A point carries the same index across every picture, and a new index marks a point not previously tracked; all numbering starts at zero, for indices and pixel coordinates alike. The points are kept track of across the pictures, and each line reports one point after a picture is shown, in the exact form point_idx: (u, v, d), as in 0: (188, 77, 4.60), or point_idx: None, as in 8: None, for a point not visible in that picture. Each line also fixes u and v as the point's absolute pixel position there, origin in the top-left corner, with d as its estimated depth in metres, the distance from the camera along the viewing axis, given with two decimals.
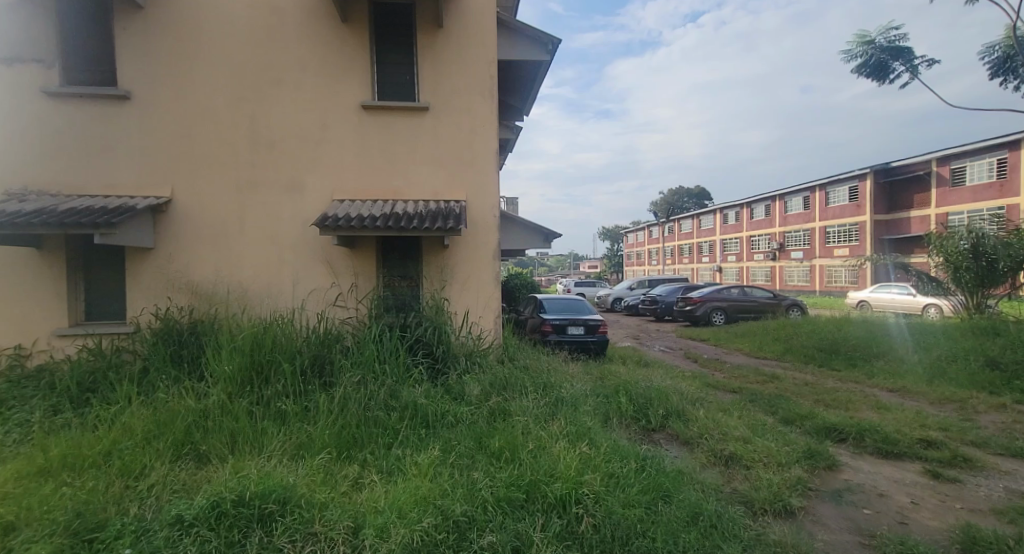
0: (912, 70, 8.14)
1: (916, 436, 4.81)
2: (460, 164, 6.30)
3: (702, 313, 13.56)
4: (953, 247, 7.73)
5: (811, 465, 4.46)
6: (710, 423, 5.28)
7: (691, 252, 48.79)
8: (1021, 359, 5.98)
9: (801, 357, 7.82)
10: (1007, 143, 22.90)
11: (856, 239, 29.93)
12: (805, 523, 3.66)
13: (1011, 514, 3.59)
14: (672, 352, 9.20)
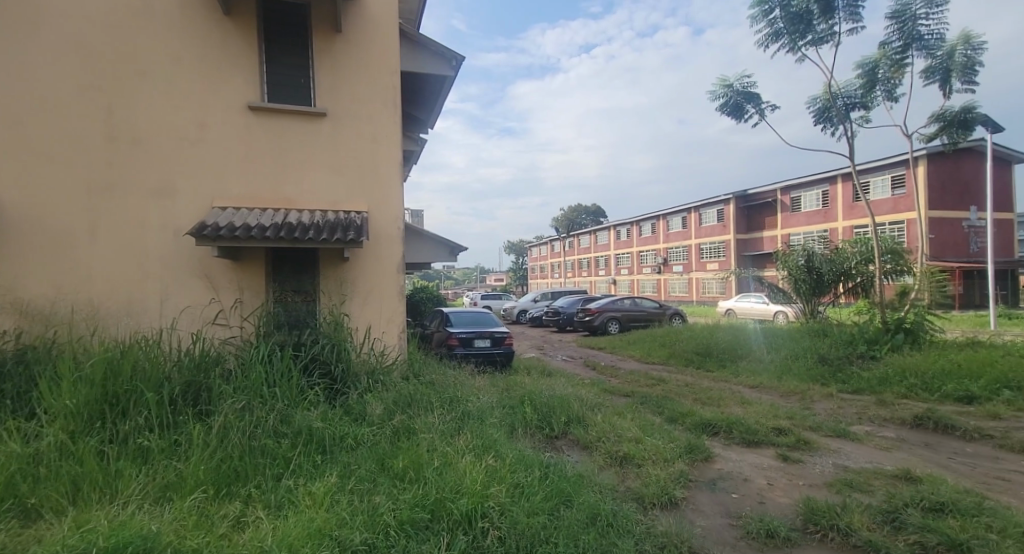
0: (761, 113, 9.51)
1: (771, 425, 5.59)
2: (361, 174, 6.09)
3: (599, 323, 14.45)
4: (793, 264, 9.20)
5: (691, 459, 4.98)
6: (606, 426, 5.66)
7: (589, 266, 51.93)
8: (844, 355, 7.27)
9: (683, 361, 8.74)
10: (832, 177, 27.69)
11: (723, 255, 34.15)
12: (686, 511, 4.07)
13: (838, 485, 4.33)
14: (573, 361, 9.69)
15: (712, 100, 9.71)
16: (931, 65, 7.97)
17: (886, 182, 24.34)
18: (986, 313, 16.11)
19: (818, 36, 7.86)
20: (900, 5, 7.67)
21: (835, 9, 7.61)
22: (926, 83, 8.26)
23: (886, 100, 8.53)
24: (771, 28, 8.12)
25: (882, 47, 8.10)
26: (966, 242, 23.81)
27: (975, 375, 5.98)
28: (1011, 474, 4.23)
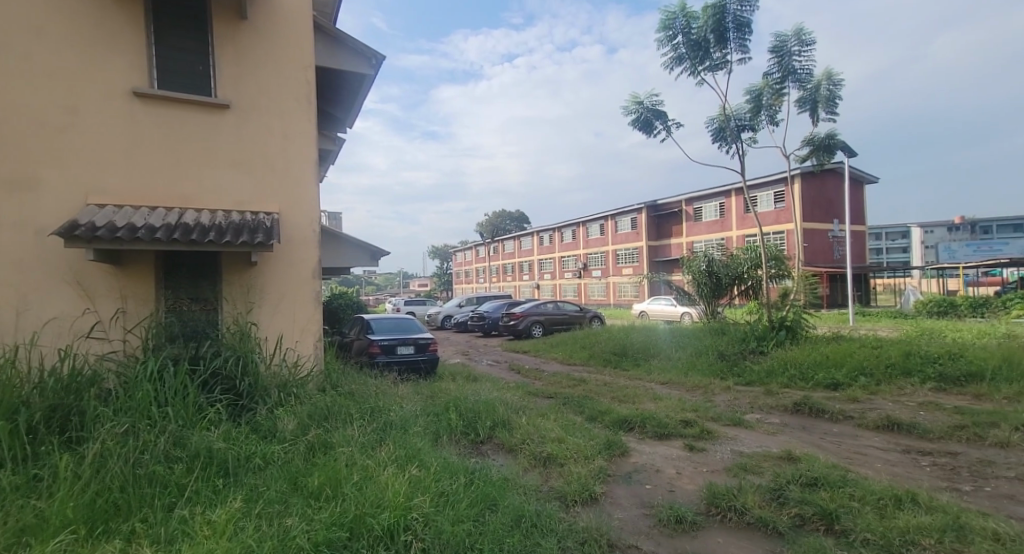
0: (667, 130, 10.26)
1: (679, 418, 6.04)
2: (271, 173, 5.67)
3: (523, 327, 14.66)
4: (696, 268, 10.06)
5: (609, 455, 5.22)
6: (530, 427, 5.77)
7: (513, 270, 52.64)
8: (739, 352, 8.06)
9: (602, 361, 9.17)
10: (727, 190, 30.54)
11: (636, 261, 36.31)
12: (605, 505, 4.26)
13: (735, 470, 4.78)
14: (498, 365, 9.75)
15: (624, 116, 10.32)
16: (803, 95, 9.15)
17: (771, 196, 27.38)
18: (849, 311, 18.70)
19: (714, 63, 8.68)
20: (779, 42, 8.73)
21: (728, 39, 8.47)
22: (799, 111, 9.46)
23: (769, 124, 9.63)
24: (675, 53, 8.84)
25: (765, 77, 9.17)
26: (830, 250, 27.52)
27: (840, 364, 6.93)
28: (868, 448, 4.95)
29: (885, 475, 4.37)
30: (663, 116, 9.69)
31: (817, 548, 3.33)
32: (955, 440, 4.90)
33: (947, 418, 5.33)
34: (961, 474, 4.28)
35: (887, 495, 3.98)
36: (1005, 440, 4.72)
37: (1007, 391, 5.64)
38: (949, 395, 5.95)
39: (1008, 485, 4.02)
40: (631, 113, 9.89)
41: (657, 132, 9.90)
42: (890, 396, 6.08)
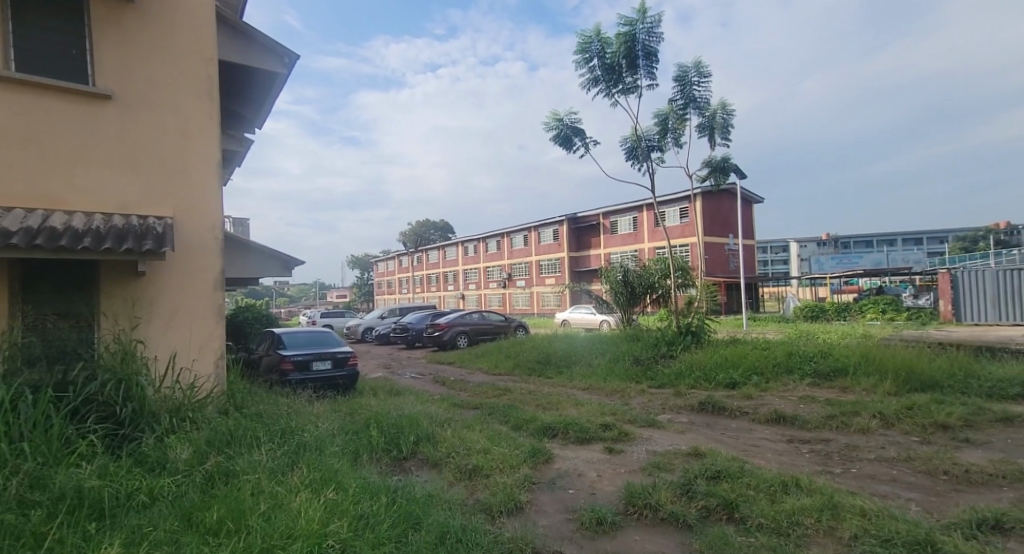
0: (586, 147, 10.78)
1: (600, 423, 6.28)
2: (164, 173, 5.10)
3: (448, 338, 14.44)
4: (613, 278, 10.63)
5: (534, 463, 5.27)
6: (455, 440, 5.67)
7: (438, 281, 51.89)
8: (652, 356, 8.59)
9: (527, 371, 9.32)
10: (640, 206, 32.60)
11: (558, 271, 37.41)
12: (530, 514, 4.28)
13: (650, 469, 5.06)
14: (422, 378, 9.49)
15: (545, 131, 10.70)
16: (703, 122, 10.08)
17: (678, 213, 29.78)
18: (743, 317, 20.72)
19: (626, 87, 9.31)
20: (682, 72, 9.57)
21: (639, 66, 9.12)
22: (700, 136, 10.40)
23: (674, 146, 10.48)
24: (591, 74, 9.37)
25: (670, 103, 9.99)
26: (726, 262, 30.44)
27: (737, 365, 7.64)
28: (760, 440, 5.49)
29: (775, 464, 4.87)
30: (582, 133, 10.19)
31: (721, 537, 3.57)
32: (829, 428, 5.60)
33: (822, 409, 6.07)
34: (835, 458, 4.88)
35: (777, 481, 4.42)
36: (866, 426, 5.48)
37: (867, 383, 6.55)
38: (823, 389, 6.80)
39: (869, 465, 4.65)
40: (551, 129, 10.29)
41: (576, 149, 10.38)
42: (777, 392, 6.81)
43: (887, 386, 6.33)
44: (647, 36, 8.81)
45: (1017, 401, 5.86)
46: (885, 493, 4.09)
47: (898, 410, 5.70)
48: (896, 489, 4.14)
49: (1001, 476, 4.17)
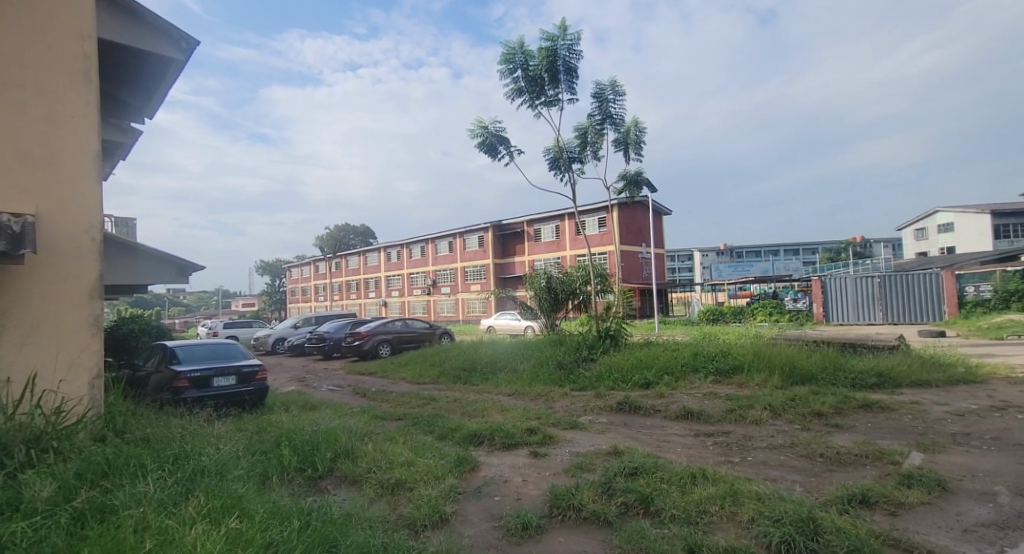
0: (510, 155, 10.94)
1: (525, 427, 6.34)
2: (23, 163, 4.37)
3: (369, 347, 13.80)
4: (537, 284, 10.87)
5: (459, 473, 5.16)
6: (376, 454, 5.40)
7: (358, 288, 49.61)
8: (573, 361, 8.86)
9: (451, 379, 9.19)
10: (562, 215, 33.65)
11: (483, 277, 37.39)
12: (455, 524, 4.14)
13: (574, 469, 5.17)
14: (340, 390, 8.98)
15: (470, 138, 10.70)
16: (619, 137, 10.68)
17: (596, 223, 31.27)
18: (654, 321, 22.09)
19: (548, 99, 9.62)
20: (599, 89, 10.09)
21: (560, 80, 9.47)
22: (616, 151, 11.01)
23: (593, 159, 10.98)
24: (515, 85, 9.56)
25: (589, 118, 10.46)
26: (640, 269, 32.34)
27: (650, 365, 8.14)
28: (671, 436, 5.86)
29: (685, 457, 5.21)
30: (506, 142, 10.32)
31: (639, 531, 3.61)
32: (729, 421, 6.12)
33: (723, 404, 6.63)
34: (735, 449, 5.34)
35: (687, 473, 4.72)
36: (758, 418, 6.06)
37: (759, 378, 7.29)
38: (723, 385, 7.45)
39: (763, 453, 5.15)
40: (475, 136, 10.30)
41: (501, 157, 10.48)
42: (685, 390, 7.35)
43: (774, 381, 7.08)
44: (568, 52, 9.19)
45: (873, 389, 6.84)
46: (776, 477, 4.53)
47: (784, 402, 6.38)
48: (785, 473, 4.60)
49: (865, 456, 4.80)
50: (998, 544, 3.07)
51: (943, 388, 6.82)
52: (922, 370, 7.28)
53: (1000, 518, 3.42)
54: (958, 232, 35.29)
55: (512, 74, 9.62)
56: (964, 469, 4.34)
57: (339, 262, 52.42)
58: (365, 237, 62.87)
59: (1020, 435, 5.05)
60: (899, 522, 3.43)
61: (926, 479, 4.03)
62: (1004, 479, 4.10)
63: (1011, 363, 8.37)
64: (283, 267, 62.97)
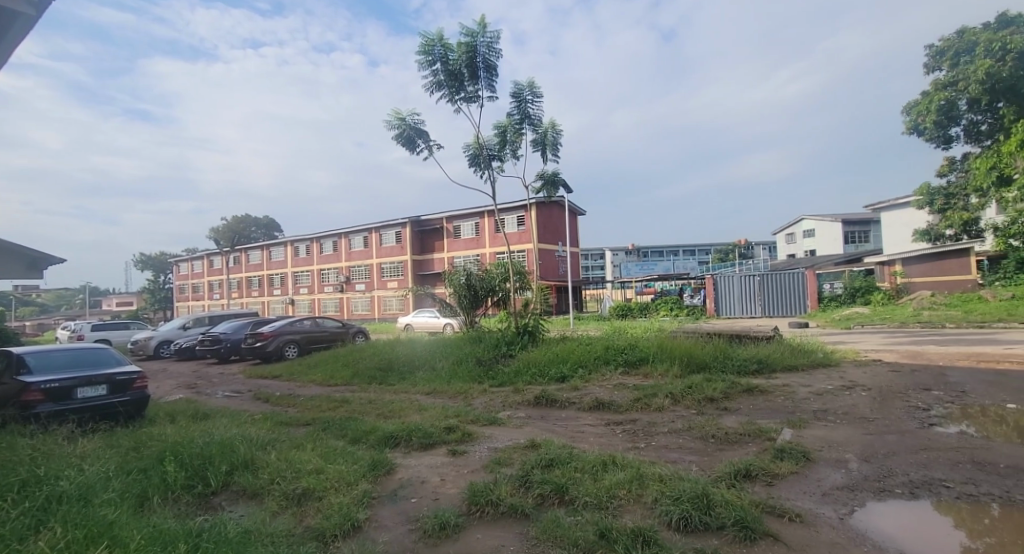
0: (429, 150, 10.72)
1: (443, 427, 6.23)
2: None
3: (274, 348, 12.80)
4: (456, 281, 10.89)
5: (373, 477, 4.89)
6: (280, 462, 4.96)
7: (261, 284, 45.75)
8: (492, 357, 8.92)
9: (365, 380, 8.83)
10: (481, 212, 33.60)
11: (401, 274, 36.26)
12: (369, 531, 3.86)
13: (491, 465, 5.17)
14: (239, 396, 8.23)
15: (386, 130, 10.32)
16: (536, 138, 10.92)
17: (515, 221, 31.73)
18: (569, 317, 22.96)
19: (468, 95, 9.58)
20: (518, 89, 10.23)
21: (480, 77, 9.47)
22: (534, 151, 11.25)
23: (512, 157, 11.13)
24: (434, 78, 9.39)
25: (508, 117, 10.57)
26: (556, 267, 33.31)
27: (565, 360, 8.46)
28: (584, 426, 6.12)
29: (596, 446, 5.48)
30: (425, 136, 10.09)
31: (555, 520, 3.62)
32: (636, 410, 6.54)
33: (631, 394, 7.07)
34: (641, 435, 5.72)
35: (598, 462, 4.93)
36: (661, 405, 6.55)
37: (662, 368, 7.88)
38: (631, 376, 7.95)
39: (664, 437, 5.58)
40: (393, 128, 9.94)
41: (420, 151, 10.22)
42: (597, 382, 7.72)
43: (675, 370, 7.70)
44: (487, 49, 9.21)
45: (754, 374, 7.71)
46: (675, 459, 4.92)
47: (683, 389, 6.96)
48: (683, 454, 5.01)
49: (748, 435, 5.39)
50: (850, 505, 3.59)
51: (808, 371, 7.87)
52: (792, 356, 8.34)
53: (850, 481, 4.01)
54: (819, 237, 40.77)
55: (431, 66, 9.44)
56: (824, 441, 5.04)
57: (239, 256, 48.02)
58: (269, 230, 58.03)
59: (864, 409, 5.98)
60: (775, 492, 3.89)
61: (795, 452, 4.61)
62: (854, 448, 4.81)
63: (859, 349, 9.90)
64: (169, 261, 56.04)
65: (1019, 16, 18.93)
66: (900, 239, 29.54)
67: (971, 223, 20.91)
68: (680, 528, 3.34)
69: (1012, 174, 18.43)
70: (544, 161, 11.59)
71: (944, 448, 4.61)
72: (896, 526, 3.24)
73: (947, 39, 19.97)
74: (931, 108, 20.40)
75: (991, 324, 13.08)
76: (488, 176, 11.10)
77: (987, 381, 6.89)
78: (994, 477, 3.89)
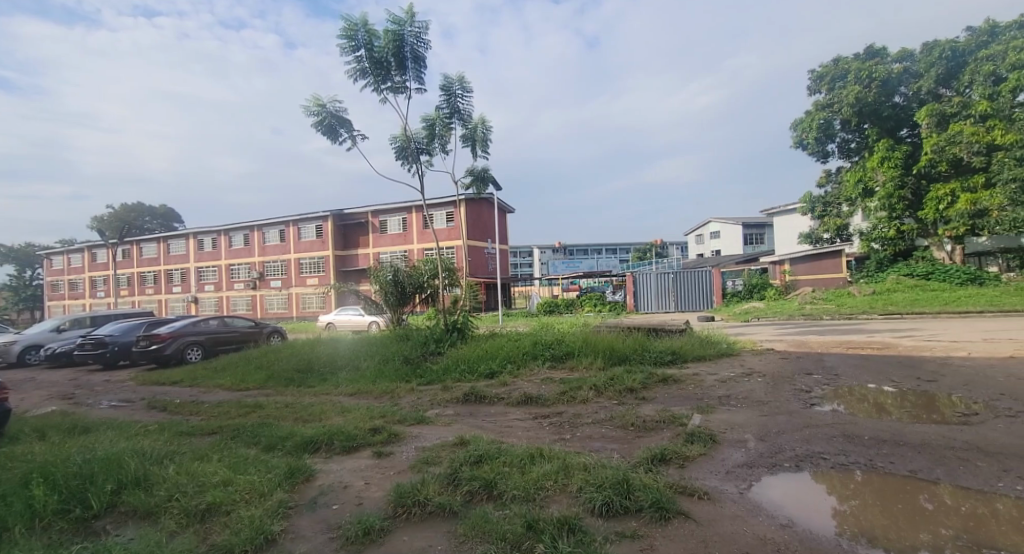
0: (352, 140, 10.26)
1: (367, 428, 5.91)
2: None
3: (173, 351, 11.53)
4: (383, 278, 10.59)
5: (290, 485, 4.32)
6: (180, 476, 4.35)
7: (157, 281, 41.14)
8: (419, 355, 8.76)
9: (281, 382, 8.29)
10: (409, 207, 32.74)
11: (322, 270, 34.24)
12: (285, 545, 3.43)
13: (418, 465, 4.79)
14: (130, 405, 7.37)
15: (305, 116, 9.73)
16: (466, 133, 10.86)
17: (444, 217, 31.28)
18: (499, 314, 23.11)
19: (394, 85, 9.31)
20: (447, 83, 10.09)
21: (407, 68, 9.24)
22: (463, 146, 11.17)
23: (441, 152, 10.97)
24: (358, 65, 9.03)
25: (437, 110, 10.41)
26: (486, 264, 33.30)
27: (494, 357, 8.52)
28: (513, 421, 6.21)
29: (525, 440, 5.56)
30: (349, 125, 9.63)
31: (482, 517, 3.47)
32: (562, 403, 6.74)
33: (557, 388, 7.27)
34: (567, 427, 5.90)
35: (526, 455, 4.71)
36: (585, 397, 6.82)
37: (587, 362, 8.20)
38: (558, 370, 8.18)
39: (588, 428, 5.80)
40: (314, 114, 9.38)
41: (344, 141, 9.74)
42: (525, 377, 7.85)
43: (598, 363, 8.06)
44: (414, 40, 8.98)
45: (669, 364, 8.28)
46: (599, 448, 5.13)
47: (606, 382, 7.29)
48: (606, 443, 5.25)
49: (664, 422, 5.77)
50: (747, 480, 3.98)
51: (714, 360, 8.60)
52: (701, 347, 9.08)
53: (749, 459, 4.44)
54: (723, 238, 44.51)
55: (354, 52, 9.05)
56: (727, 424, 5.54)
57: (131, 249, 42.84)
58: (167, 222, 52.24)
59: (759, 393, 6.68)
60: (686, 473, 4.20)
61: (703, 436, 5.01)
62: (751, 428, 5.33)
63: (758, 339, 11.01)
64: (41, 254, 48.64)
65: (882, 50, 21.91)
66: (789, 241, 33.09)
67: (842, 228, 23.74)
68: (603, 514, 3.41)
69: (874, 187, 21.84)
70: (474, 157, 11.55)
71: (822, 425, 5.27)
72: (785, 497, 3.63)
73: (825, 66, 22.60)
74: (813, 126, 23.06)
75: (858, 316, 15.22)
76: (416, 170, 10.83)
77: (854, 364, 8.00)
78: (861, 448, 4.50)
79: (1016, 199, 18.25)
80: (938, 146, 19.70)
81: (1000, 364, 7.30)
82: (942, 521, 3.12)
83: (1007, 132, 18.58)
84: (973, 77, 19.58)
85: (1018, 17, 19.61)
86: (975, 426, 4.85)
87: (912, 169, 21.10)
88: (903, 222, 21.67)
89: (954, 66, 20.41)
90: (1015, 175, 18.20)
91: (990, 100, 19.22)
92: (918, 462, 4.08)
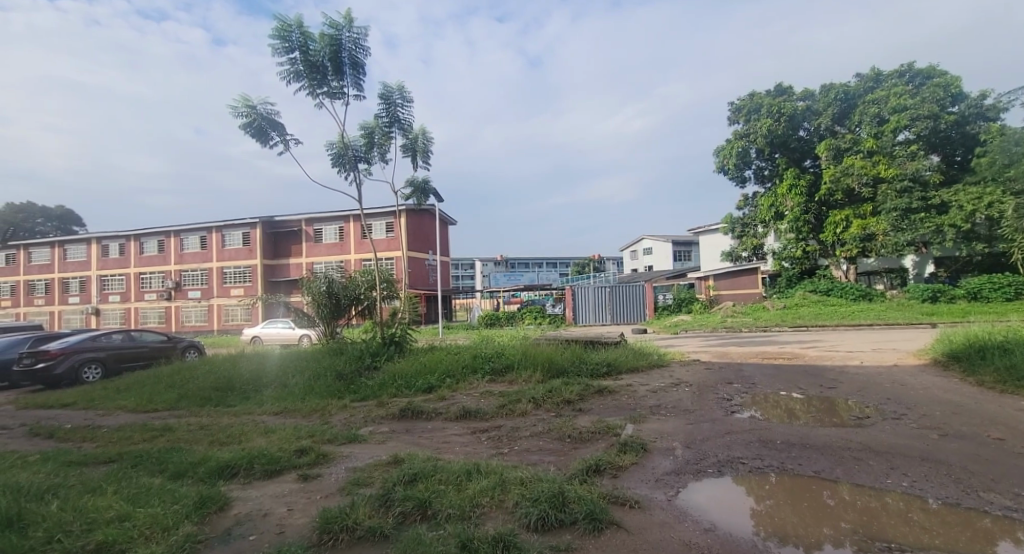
0: (285, 144, 9.77)
1: (293, 449, 5.40)
2: None
3: (65, 370, 10.22)
4: (316, 289, 10.11)
5: (198, 517, 3.61)
6: (66, 513, 3.52)
7: (50, 291, 36.54)
8: (353, 371, 8.37)
9: (197, 402, 7.63)
10: (347, 216, 31.55)
11: (248, 280, 31.98)
12: None
13: (349, 487, 4.29)
14: (7, 434, 6.39)
15: (232, 118, 9.18)
16: (406, 143, 10.71)
17: (384, 227, 30.55)
18: (440, 325, 22.69)
19: (331, 90, 9.02)
20: (387, 91, 9.94)
21: (345, 74, 8.98)
22: (403, 156, 11.00)
23: (379, 160, 10.75)
24: (292, 68, 8.70)
25: (376, 118, 10.21)
26: (426, 275, 32.66)
27: (433, 370, 8.39)
28: (450, 436, 6.06)
29: (462, 456, 5.43)
30: (281, 128, 9.13)
31: (415, 537, 3.19)
32: (501, 416, 6.71)
33: (497, 401, 7.26)
34: (506, 440, 5.87)
35: (463, 471, 4.42)
36: (524, 410, 6.84)
37: (526, 375, 8.27)
38: (497, 384, 8.15)
39: (526, 441, 5.79)
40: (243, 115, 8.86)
41: (273, 145, 9.22)
42: (464, 391, 7.76)
43: (537, 376, 8.14)
44: (353, 46, 8.78)
45: (604, 376, 8.52)
46: (536, 461, 5.14)
47: (544, 394, 7.36)
48: (543, 456, 5.27)
49: (599, 432, 5.91)
50: (675, 488, 4.13)
51: (646, 371, 8.95)
52: (634, 358, 9.46)
53: (677, 467, 4.63)
54: (655, 255, 46.92)
55: (288, 54, 8.70)
56: (657, 433, 5.76)
57: (17, 253, 37.80)
58: (64, 224, 46.73)
59: (686, 402, 7.01)
60: (620, 482, 4.29)
61: (634, 445, 5.18)
62: (679, 437, 5.58)
63: (687, 351, 11.60)
64: None
65: (788, 88, 24.27)
66: (712, 259, 35.42)
67: (758, 248, 25.79)
68: (538, 528, 3.37)
69: (784, 211, 24.00)
70: (415, 168, 11.43)
71: (742, 431, 5.63)
72: (708, 502, 3.81)
73: (742, 99, 24.66)
74: (732, 153, 24.99)
75: (776, 328, 16.55)
76: (353, 178, 10.47)
77: (768, 373, 8.65)
78: (775, 452, 4.84)
79: (897, 226, 21.07)
80: (835, 177, 22.16)
81: (887, 372, 8.20)
82: (839, 516, 3.43)
83: (889, 167, 21.17)
84: (862, 117, 22.30)
85: (898, 67, 22.49)
86: (867, 428, 5.39)
87: (814, 197, 23.51)
88: (808, 243, 24.05)
89: (846, 107, 23.12)
90: (896, 205, 20.99)
91: (877, 138, 21.94)
92: (821, 463, 4.46)
